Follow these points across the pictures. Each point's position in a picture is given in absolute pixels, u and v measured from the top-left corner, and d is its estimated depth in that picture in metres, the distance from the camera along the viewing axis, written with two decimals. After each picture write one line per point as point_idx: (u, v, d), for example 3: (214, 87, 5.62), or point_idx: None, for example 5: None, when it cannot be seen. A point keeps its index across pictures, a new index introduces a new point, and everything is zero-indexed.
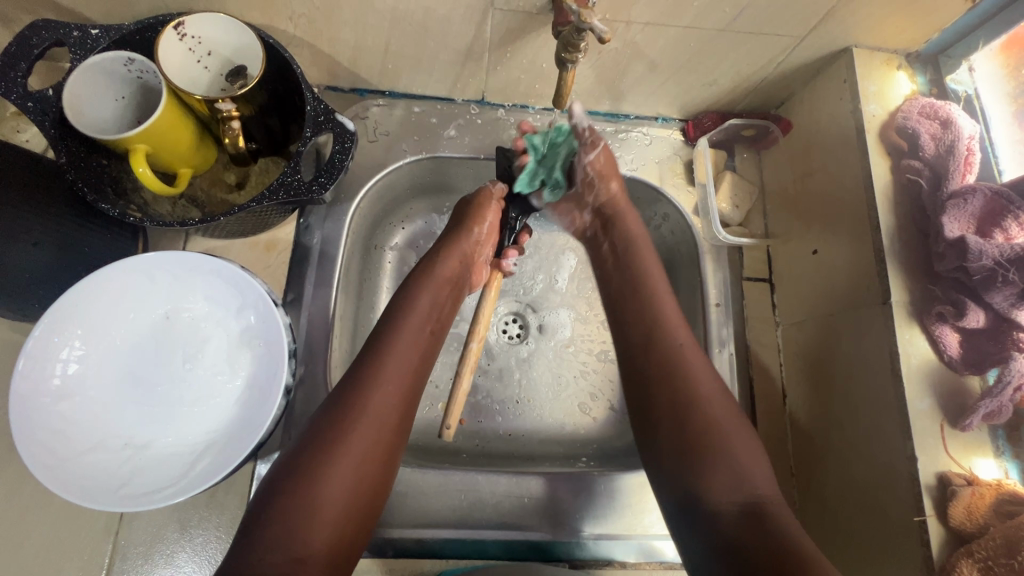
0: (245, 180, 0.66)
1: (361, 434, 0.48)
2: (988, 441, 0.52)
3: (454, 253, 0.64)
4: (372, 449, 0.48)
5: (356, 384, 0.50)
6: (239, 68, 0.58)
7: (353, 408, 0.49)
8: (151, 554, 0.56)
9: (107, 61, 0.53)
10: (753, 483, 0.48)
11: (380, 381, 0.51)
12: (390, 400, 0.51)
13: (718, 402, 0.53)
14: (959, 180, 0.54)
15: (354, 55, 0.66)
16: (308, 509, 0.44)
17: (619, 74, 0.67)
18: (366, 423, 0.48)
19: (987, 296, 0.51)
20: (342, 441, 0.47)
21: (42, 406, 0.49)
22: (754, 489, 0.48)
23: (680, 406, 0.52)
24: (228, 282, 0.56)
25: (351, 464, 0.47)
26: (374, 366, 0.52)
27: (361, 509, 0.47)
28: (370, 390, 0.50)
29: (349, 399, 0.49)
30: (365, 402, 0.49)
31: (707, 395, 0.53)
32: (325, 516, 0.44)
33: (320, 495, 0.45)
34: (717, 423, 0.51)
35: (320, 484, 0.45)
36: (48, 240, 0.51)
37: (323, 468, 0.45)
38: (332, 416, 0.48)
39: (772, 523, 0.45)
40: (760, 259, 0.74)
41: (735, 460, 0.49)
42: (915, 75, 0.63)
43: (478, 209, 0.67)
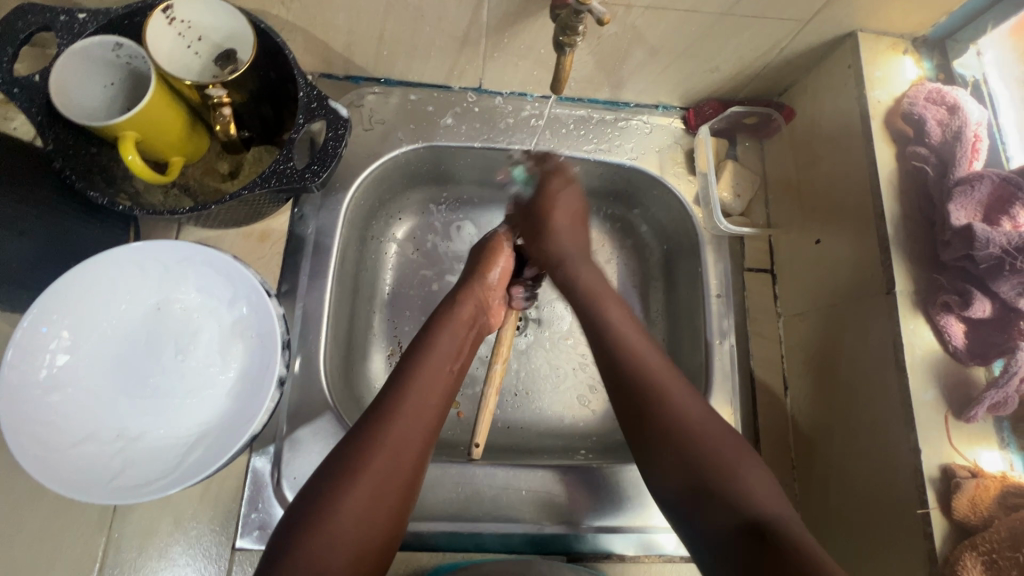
0: (238, 169, 0.64)
1: (384, 460, 0.46)
2: (993, 433, 0.51)
3: (469, 296, 0.62)
4: (396, 475, 0.46)
5: (377, 415, 0.49)
6: (229, 52, 0.56)
7: (377, 432, 0.47)
8: (145, 547, 0.56)
9: (95, 46, 0.52)
10: (755, 503, 0.44)
11: (402, 406, 0.49)
12: (415, 428, 0.49)
13: (698, 418, 0.50)
14: (967, 167, 0.53)
15: (349, 41, 0.64)
16: (328, 539, 0.42)
17: (619, 60, 0.65)
18: (390, 449, 0.47)
19: (993, 285, 0.50)
20: (364, 467, 0.45)
21: (33, 398, 0.48)
22: (760, 508, 0.44)
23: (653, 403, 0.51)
24: (220, 272, 0.55)
25: (373, 491, 0.45)
26: (397, 393, 0.50)
27: (381, 540, 0.44)
28: (394, 416, 0.48)
29: (370, 430, 0.47)
30: (390, 429, 0.48)
31: (685, 411, 0.50)
32: (343, 545, 0.42)
33: (341, 527, 0.43)
34: (715, 440, 0.48)
35: (341, 510, 0.43)
36: (36, 228, 0.50)
37: (345, 496, 0.44)
38: (355, 443, 0.47)
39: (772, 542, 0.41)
40: (762, 250, 0.73)
41: (732, 481, 0.45)
42: (922, 60, 0.61)
43: (486, 253, 0.66)
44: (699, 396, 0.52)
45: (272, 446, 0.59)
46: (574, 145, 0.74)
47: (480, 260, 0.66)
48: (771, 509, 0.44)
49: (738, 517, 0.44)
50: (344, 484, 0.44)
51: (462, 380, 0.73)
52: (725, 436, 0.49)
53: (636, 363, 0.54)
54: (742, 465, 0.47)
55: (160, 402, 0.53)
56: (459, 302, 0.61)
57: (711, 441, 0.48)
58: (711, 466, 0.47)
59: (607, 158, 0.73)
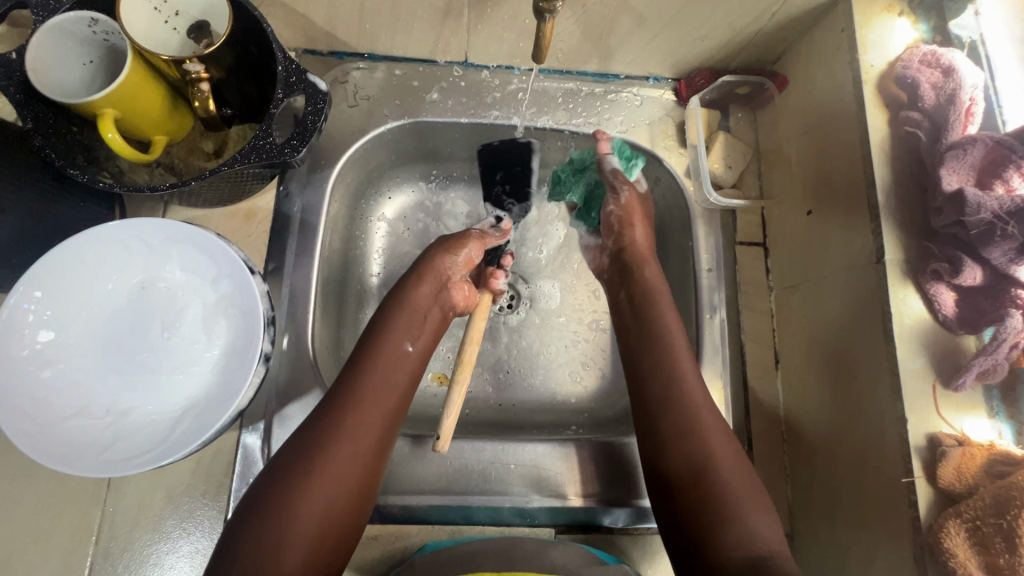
0: (223, 148, 0.64)
1: (336, 458, 0.48)
2: (982, 401, 0.50)
3: (429, 275, 0.62)
4: (351, 469, 0.48)
5: (333, 405, 0.51)
6: (202, 24, 0.56)
7: (332, 428, 0.49)
8: (138, 523, 0.57)
9: (70, 22, 0.51)
10: (761, 542, 0.47)
11: (357, 400, 0.51)
12: (370, 421, 0.51)
13: (727, 459, 0.51)
14: (960, 131, 0.52)
15: (329, 15, 0.63)
16: (280, 534, 0.43)
17: (605, 29, 0.64)
18: (343, 445, 0.48)
19: (985, 252, 0.49)
20: (317, 464, 0.47)
21: (24, 373, 0.49)
22: (764, 549, 0.46)
23: (681, 432, 0.53)
24: (204, 251, 0.55)
25: (327, 486, 0.46)
26: (352, 385, 0.52)
27: (338, 532, 0.46)
28: (347, 412, 0.50)
29: (327, 420, 0.49)
30: (347, 417, 0.50)
31: (711, 447, 0.52)
32: (299, 534, 0.44)
33: (300, 521, 0.44)
34: (734, 483, 0.50)
35: (296, 505, 0.45)
36: (17, 208, 0.50)
37: (305, 490, 0.46)
38: (309, 437, 0.48)
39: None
40: (754, 223, 0.72)
41: (744, 523, 0.48)
42: (917, 21, 0.59)
43: (459, 239, 0.67)
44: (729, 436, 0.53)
45: (262, 423, 0.60)
46: (563, 118, 0.73)
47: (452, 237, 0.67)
48: (775, 551, 0.47)
49: (745, 553, 0.46)
50: (298, 480, 0.46)
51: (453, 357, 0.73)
52: (736, 473, 0.50)
53: (665, 390, 0.55)
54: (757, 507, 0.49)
55: (148, 378, 0.53)
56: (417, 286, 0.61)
57: (736, 486, 0.50)
58: (732, 507, 0.48)
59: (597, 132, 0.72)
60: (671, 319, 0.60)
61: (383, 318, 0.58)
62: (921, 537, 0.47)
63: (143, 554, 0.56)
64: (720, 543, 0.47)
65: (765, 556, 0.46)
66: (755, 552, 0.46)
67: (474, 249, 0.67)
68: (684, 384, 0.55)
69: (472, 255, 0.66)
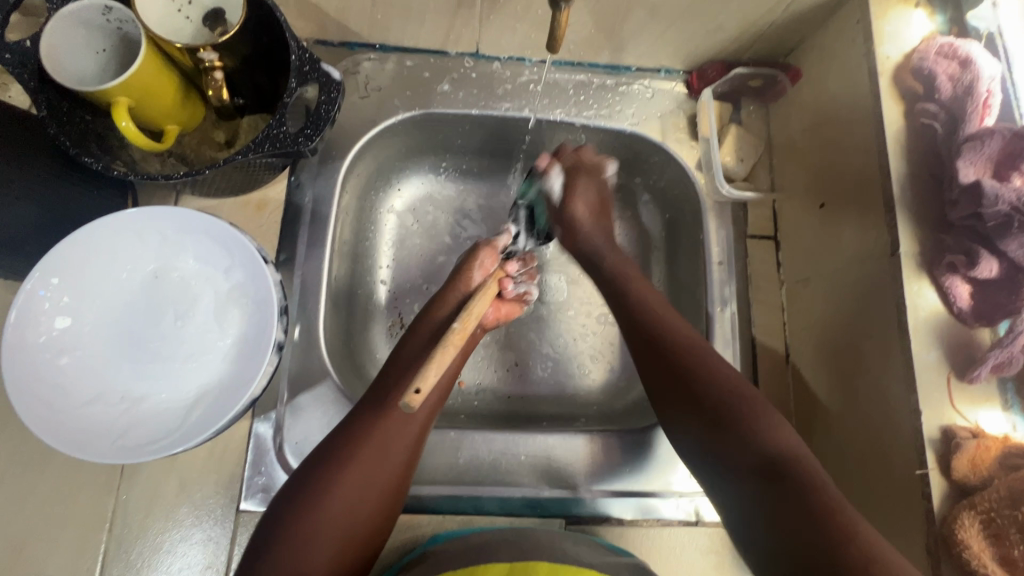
0: (234, 138, 0.64)
1: (364, 462, 0.48)
2: (997, 394, 0.50)
3: (451, 298, 0.60)
4: (381, 472, 0.49)
5: (360, 422, 0.50)
6: (216, 12, 0.55)
7: (362, 434, 0.49)
8: (151, 510, 0.57)
9: (85, 10, 0.51)
10: (772, 444, 0.47)
11: (389, 405, 0.51)
12: (397, 439, 0.50)
13: (730, 377, 0.52)
14: (977, 123, 0.52)
15: (342, 5, 0.63)
16: (309, 534, 0.45)
17: (618, 20, 0.64)
18: (372, 449, 0.49)
19: (1001, 244, 0.49)
20: (346, 465, 0.48)
21: (42, 360, 0.49)
22: (776, 451, 0.46)
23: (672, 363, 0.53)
24: (218, 241, 0.55)
25: (356, 487, 0.47)
26: (377, 403, 0.51)
27: (365, 530, 0.47)
28: (378, 416, 0.50)
29: (352, 437, 0.49)
30: (373, 434, 0.49)
31: (703, 365, 0.53)
32: (323, 543, 0.45)
33: (322, 531, 0.45)
34: (742, 396, 0.50)
35: (319, 517, 0.45)
36: (34, 196, 0.51)
37: (327, 500, 0.46)
38: (335, 453, 0.49)
39: (786, 486, 0.44)
40: (765, 216, 0.72)
41: (751, 424, 0.48)
42: (933, 13, 0.59)
43: (471, 252, 0.65)
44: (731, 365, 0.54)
45: (274, 412, 0.60)
46: (573, 111, 0.72)
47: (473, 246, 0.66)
48: (788, 448, 0.47)
49: (756, 454, 0.47)
50: (324, 490, 0.47)
51: None
52: (734, 384, 0.51)
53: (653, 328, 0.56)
54: (761, 412, 0.49)
55: (162, 366, 0.54)
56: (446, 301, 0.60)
57: (741, 398, 0.50)
58: (741, 416, 0.49)
59: (608, 124, 0.72)
60: (656, 301, 0.59)
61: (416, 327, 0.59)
62: (935, 529, 0.47)
63: (157, 541, 0.56)
64: (731, 449, 0.48)
65: (777, 458, 0.46)
66: (766, 454, 0.46)
67: (488, 258, 0.64)
68: (701, 350, 0.54)
69: (487, 266, 0.64)
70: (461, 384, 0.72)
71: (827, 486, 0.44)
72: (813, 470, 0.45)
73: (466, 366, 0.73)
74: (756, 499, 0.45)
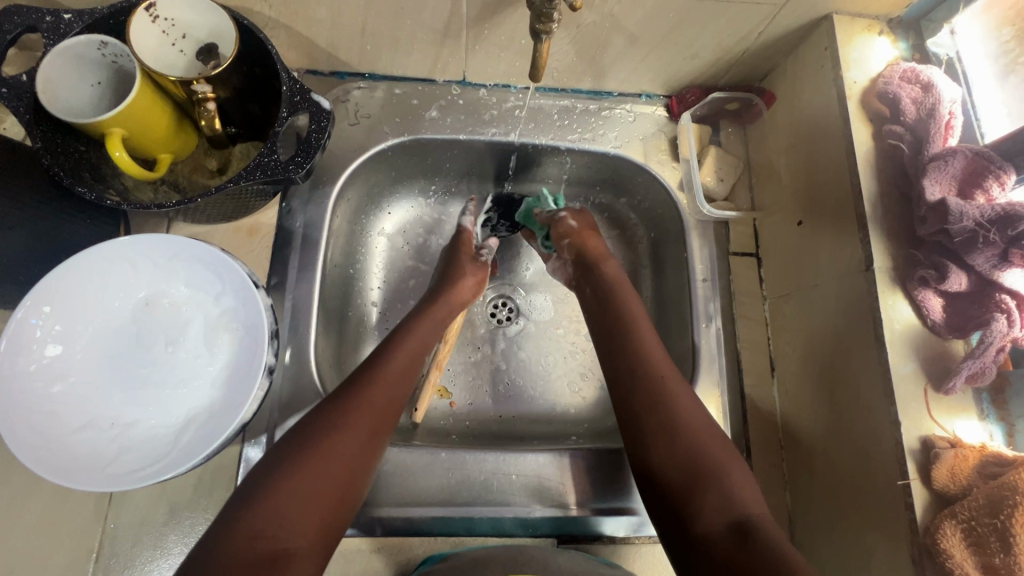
0: (226, 165, 0.65)
1: (358, 422, 0.51)
2: (972, 404, 0.52)
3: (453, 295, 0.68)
4: (374, 429, 0.52)
5: (357, 380, 0.54)
6: (210, 47, 0.57)
7: (359, 390, 0.53)
8: (140, 538, 0.57)
9: (82, 45, 0.53)
10: (742, 504, 0.48)
11: (379, 375, 0.55)
12: (391, 400, 0.54)
13: (708, 434, 0.53)
14: (940, 144, 0.54)
15: (332, 37, 0.65)
16: (304, 489, 0.45)
17: (598, 50, 0.66)
18: (363, 412, 0.52)
19: (969, 258, 0.51)
20: (340, 425, 0.50)
21: (35, 387, 0.50)
22: (743, 513, 0.48)
23: (654, 407, 0.55)
24: (210, 267, 0.56)
25: (351, 444, 0.49)
26: (376, 368, 0.56)
27: (353, 492, 0.48)
28: (369, 386, 0.54)
29: (352, 392, 0.53)
30: (369, 393, 0.53)
31: (686, 418, 0.54)
32: (318, 493, 0.46)
33: (320, 479, 0.46)
34: (713, 454, 0.52)
35: (316, 465, 0.47)
36: (26, 225, 0.51)
37: (324, 451, 0.48)
38: (334, 408, 0.51)
39: (756, 547, 0.44)
40: (747, 233, 0.74)
41: (722, 479, 0.50)
42: (896, 40, 0.62)
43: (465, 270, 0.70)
44: (707, 418, 0.55)
45: (264, 436, 0.60)
46: (558, 135, 0.74)
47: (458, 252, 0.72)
48: (758, 515, 0.48)
49: (728, 514, 0.48)
50: (321, 441, 0.48)
51: (452, 369, 0.74)
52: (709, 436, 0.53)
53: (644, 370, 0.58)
54: (734, 474, 0.51)
55: (153, 392, 0.54)
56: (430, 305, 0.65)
57: (713, 463, 0.51)
58: (715, 479, 0.50)
59: (592, 147, 0.74)
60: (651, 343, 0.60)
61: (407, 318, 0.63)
62: (919, 539, 0.48)
63: (144, 570, 0.56)
64: (699, 510, 0.49)
65: (747, 519, 0.47)
66: (736, 514, 0.47)
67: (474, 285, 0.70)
68: (677, 401, 0.55)
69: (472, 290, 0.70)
70: (453, 404, 0.73)
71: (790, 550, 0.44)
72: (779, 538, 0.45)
73: (458, 386, 0.74)
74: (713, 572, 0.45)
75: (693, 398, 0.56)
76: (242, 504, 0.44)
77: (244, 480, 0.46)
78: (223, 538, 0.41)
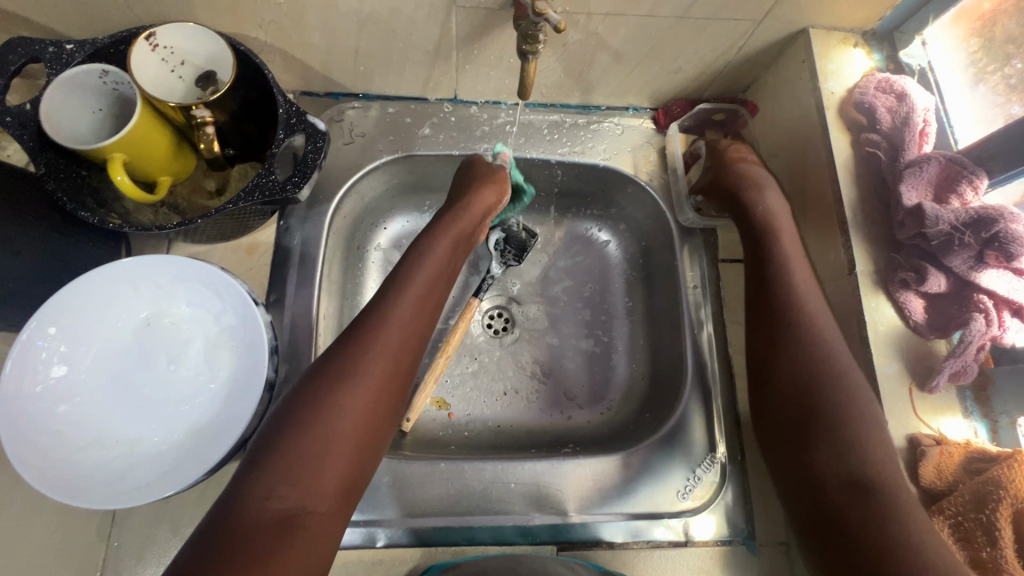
0: (225, 186, 0.67)
1: (368, 381, 0.50)
2: (957, 402, 0.53)
3: (472, 209, 0.64)
4: (387, 375, 0.51)
5: (368, 324, 0.53)
6: (210, 74, 0.59)
7: (368, 337, 0.52)
8: (143, 556, 0.57)
9: (83, 74, 0.54)
10: (864, 464, 0.48)
11: (388, 324, 0.53)
12: (402, 345, 0.53)
13: (847, 379, 0.52)
14: (915, 151, 0.56)
15: (325, 60, 0.67)
16: (317, 450, 0.45)
17: (585, 66, 0.68)
18: (373, 365, 0.51)
19: (947, 260, 0.52)
20: (351, 382, 0.49)
21: (39, 407, 0.51)
22: (861, 471, 0.48)
23: (806, 343, 0.54)
24: (209, 287, 0.58)
25: (364, 396, 0.49)
26: (386, 308, 0.54)
27: (368, 451, 0.49)
28: (378, 340, 0.52)
29: (362, 340, 0.52)
30: (379, 340, 0.52)
31: (835, 359, 0.53)
32: (334, 451, 0.46)
33: (336, 437, 0.47)
34: (849, 403, 0.50)
35: (329, 424, 0.47)
36: (31, 250, 0.52)
37: (338, 407, 0.48)
38: (344, 358, 0.50)
39: (867, 507, 0.46)
40: (735, 241, 0.76)
41: (848, 428, 0.49)
42: (871, 52, 0.65)
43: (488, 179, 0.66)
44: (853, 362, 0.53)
45: None
46: (549, 148, 0.76)
47: (496, 185, 0.67)
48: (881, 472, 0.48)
49: (846, 469, 0.48)
50: (335, 397, 0.48)
51: (451, 381, 0.75)
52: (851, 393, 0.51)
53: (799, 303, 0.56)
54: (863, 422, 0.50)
55: (156, 410, 0.55)
56: (435, 240, 0.61)
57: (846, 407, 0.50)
58: (836, 428, 0.50)
59: (582, 160, 0.76)
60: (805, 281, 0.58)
61: (413, 253, 0.60)
62: None
63: None
64: (817, 459, 0.50)
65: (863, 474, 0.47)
66: (855, 471, 0.48)
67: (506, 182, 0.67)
68: (827, 351, 0.53)
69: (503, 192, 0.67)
70: (452, 415, 0.74)
71: (906, 506, 0.46)
72: (896, 493, 0.46)
73: (455, 398, 0.75)
74: (815, 513, 0.50)
75: (845, 350, 0.54)
76: (255, 465, 0.44)
77: (255, 438, 0.47)
78: (236, 502, 0.42)
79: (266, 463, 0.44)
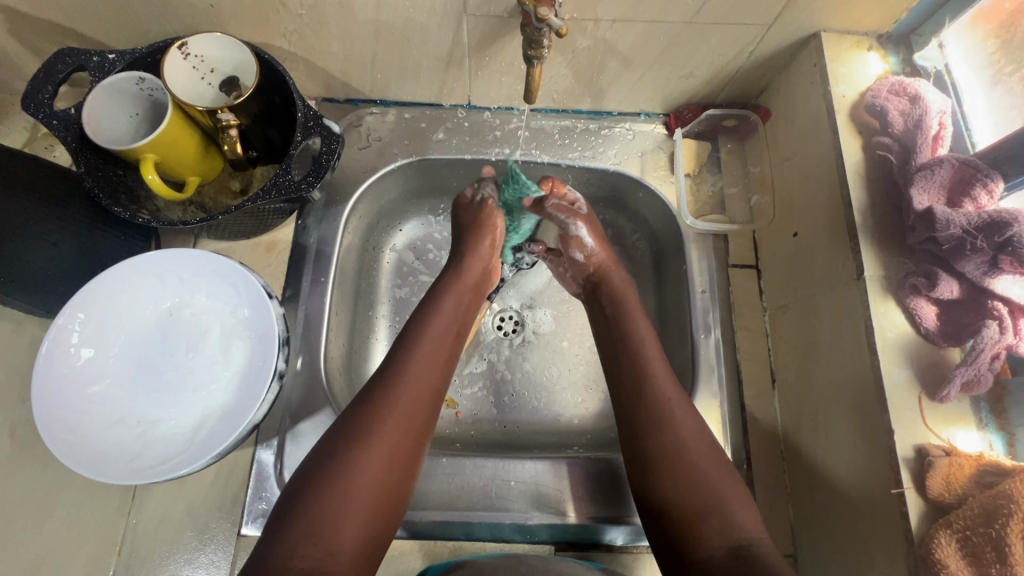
0: (248, 186, 0.71)
1: (386, 435, 0.49)
2: (970, 413, 0.51)
3: (475, 262, 0.67)
4: (404, 427, 0.51)
5: (391, 374, 0.53)
6: (233, 79, 0.63)
7: (387, 390, 0.52)
8: (158, 533, 0.60)
9: (123, 80, 0.58)
10: (742, 531, 0.47)
11: (407, 376, 0.53)
12: (423, 397, 0.53)
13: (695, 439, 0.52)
14: (928, 154, 0.55)
15: (345, 67, 0.70)
16: (339, 502, 0.45)
17: (594, 72, 0.69)
18: (393, 416, 0.51)
19: (958, 265, 0.51)
20: (371, 435, 0.49)
21: (70, 388, 0.54)
22: (742, 537, 0.47)
23: (642, 391, 0.56)
24: (227, 281, 0.61)
25: (384, 449, 0.49)
26: (405, 360, 0.55)
27: (389, 504, 0.48)
28: (397, 389, 0.52)
29: (383, 389, 0.52)
30: (397, 392, 0.52)
31: (677, 418, 0.53)
32: (353, 507, 0.46)
33: (357, 494, 0.46)
34: (713, 474, 0.50)
35: (349, 477, 0.47)
36: (68, 239, 0.57)
37: (360, 461, 0.47)
38: (364, 411, 0.50)
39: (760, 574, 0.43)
40: (746, 246, 0.75)
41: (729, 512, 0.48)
42: (886, 55, 0.64)
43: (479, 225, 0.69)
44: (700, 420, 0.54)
45: (275, 439, 0.63)
46: (559, 154, 0.77)
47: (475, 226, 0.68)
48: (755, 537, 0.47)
49: (731, 544, 0.46)
50: (355, 452, 0.48)
51: (459, 381, 0.77)
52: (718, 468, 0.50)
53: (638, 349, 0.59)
54: (735, 492, 0.50)
55: (174, 394, 0.58)
56: (449, 291, 0.63)
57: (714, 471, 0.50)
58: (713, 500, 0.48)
59: (591, 164, 0.77)
60: (647, 332, 0.61)
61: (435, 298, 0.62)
62: (914, 549, 0.47)
63: (162, 564, 0.59)
64: (703, 531, 0.47)
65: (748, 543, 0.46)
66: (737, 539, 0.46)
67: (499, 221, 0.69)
68: (665, 404, 0.54)
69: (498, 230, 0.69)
70: (458, 413, 0.75)
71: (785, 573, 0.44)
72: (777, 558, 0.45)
73: (462, 396, 0.76)
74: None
75: (675, 388, 0.56)
76: (279, 521, 0.44)
77: (282, 492, 0.47)
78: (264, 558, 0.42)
79: (289, 519, 0.44)
